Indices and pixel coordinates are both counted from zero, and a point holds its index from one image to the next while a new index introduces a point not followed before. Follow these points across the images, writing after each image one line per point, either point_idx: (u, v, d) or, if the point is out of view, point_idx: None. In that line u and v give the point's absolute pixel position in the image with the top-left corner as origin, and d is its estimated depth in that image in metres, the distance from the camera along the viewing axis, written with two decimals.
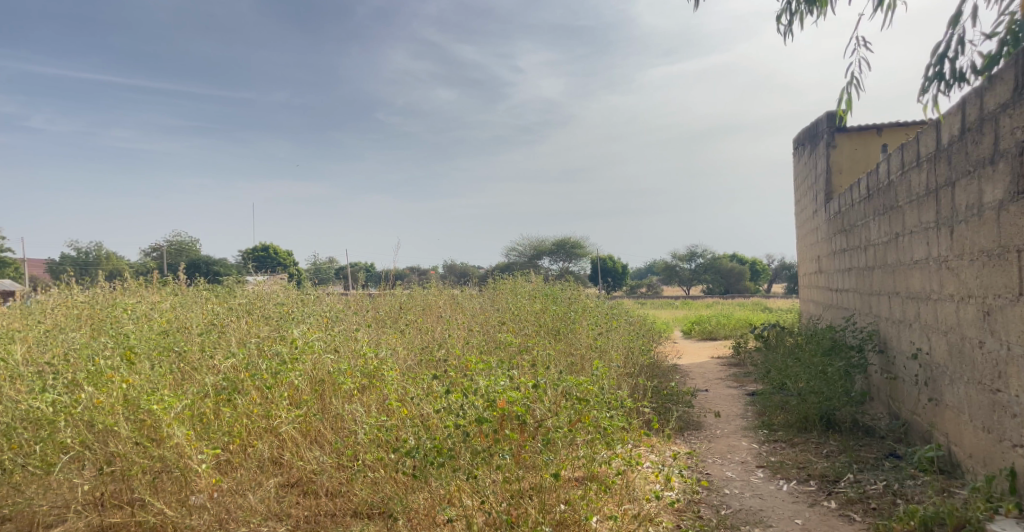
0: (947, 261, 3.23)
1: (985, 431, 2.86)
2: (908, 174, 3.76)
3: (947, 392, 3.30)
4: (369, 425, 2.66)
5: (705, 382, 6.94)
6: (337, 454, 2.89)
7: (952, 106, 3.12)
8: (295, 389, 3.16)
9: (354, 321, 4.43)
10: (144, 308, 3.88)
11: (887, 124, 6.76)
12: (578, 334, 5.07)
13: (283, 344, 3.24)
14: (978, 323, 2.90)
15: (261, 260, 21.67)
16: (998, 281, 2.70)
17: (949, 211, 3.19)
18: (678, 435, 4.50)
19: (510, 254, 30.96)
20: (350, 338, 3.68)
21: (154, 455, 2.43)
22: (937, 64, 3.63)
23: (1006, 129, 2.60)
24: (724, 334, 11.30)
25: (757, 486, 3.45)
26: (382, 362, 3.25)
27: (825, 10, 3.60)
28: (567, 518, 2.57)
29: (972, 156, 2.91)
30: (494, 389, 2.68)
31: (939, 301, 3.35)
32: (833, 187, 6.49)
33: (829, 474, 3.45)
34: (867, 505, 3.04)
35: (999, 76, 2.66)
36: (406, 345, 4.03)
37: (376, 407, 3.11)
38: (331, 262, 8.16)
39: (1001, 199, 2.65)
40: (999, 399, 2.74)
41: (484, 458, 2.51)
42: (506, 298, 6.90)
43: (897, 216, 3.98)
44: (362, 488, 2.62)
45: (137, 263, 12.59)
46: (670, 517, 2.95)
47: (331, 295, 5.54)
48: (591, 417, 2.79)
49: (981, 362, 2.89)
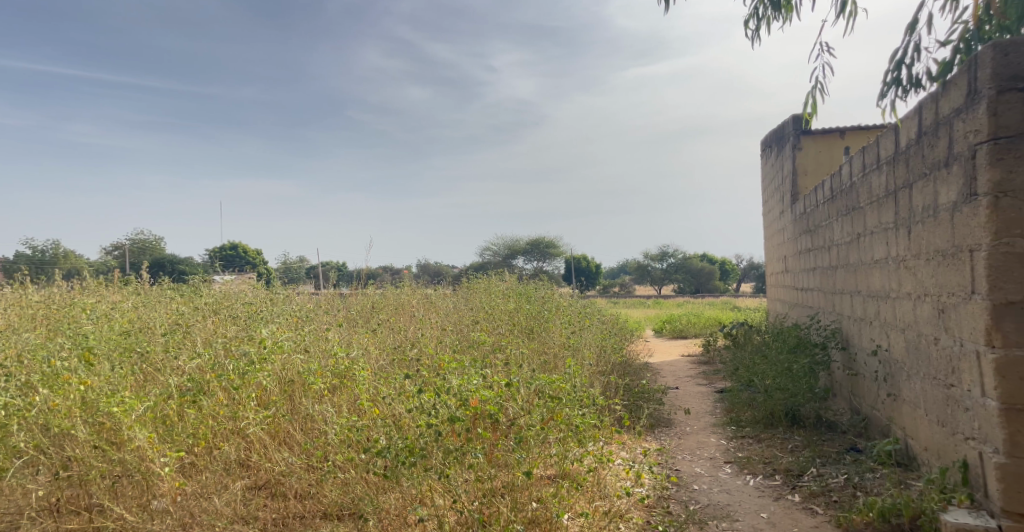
0: (905, 260, 3.34)
1: (940, 425, 2.95)
2: (870, 177, 3.86)
3: (905, 387, 3.40)
4: (339, 425, 2.64)
5: (676, 380, 7.05)
6: (307, 455, 2.85)
7: (910, 110, 3.21)
8: (263, 389, 3.12)
9: (325, 320, 4.41)
10: (106, 308, 3.77)
11: (849, 127, 6.94)
12: (552, 333, 5.12)
13: (250, 344, 3.18)
14: (934, 320, 2.99)
15: (228, 258, 21.23)
16: (953, 279, 2.77)
17: (907, 212, 3.29)
18: (649, 432, 4.57)
19: (484, 253, 30.86)
20: (320, 338, 3.64)
21: (115, 459, 2.37)
22: (894, 70, 3.42)
23: (959, 133, 2.66)
24: (694, 333, 11.54)
25: (724, 481, 3.52)
26: (354, 361, 3.24)
27: (792, 14, 3.63)
28: (539, 516, 2.60)
29: (929, 159, 3.00)
30: (467, 387, 2.70)
31: (898, 299, 3.46)
32: (800, 188, 6.64)
33: (793, 468, 3.53)
34: (829, 497, 3.13)
35: (953, 82, 2.73)
36: (378, 344, 3.99)
37: (348, 407, 3.10)
38: (302, 261, 8.06)
39: (955, 200, 2.72)
40: (952, 393, 2.81)
41: (456, 457, 2.51)
42: (479, 298, 6.88)
43: (860, 217, 4.07)
44: (333, 489, 2.60)
45: (97, 261, 12.20)
46: (641, 513, 3.01)
47: (301, 294, 5.47)
48: (564, 415, 2.85)
49: (937, 359, 2.97)
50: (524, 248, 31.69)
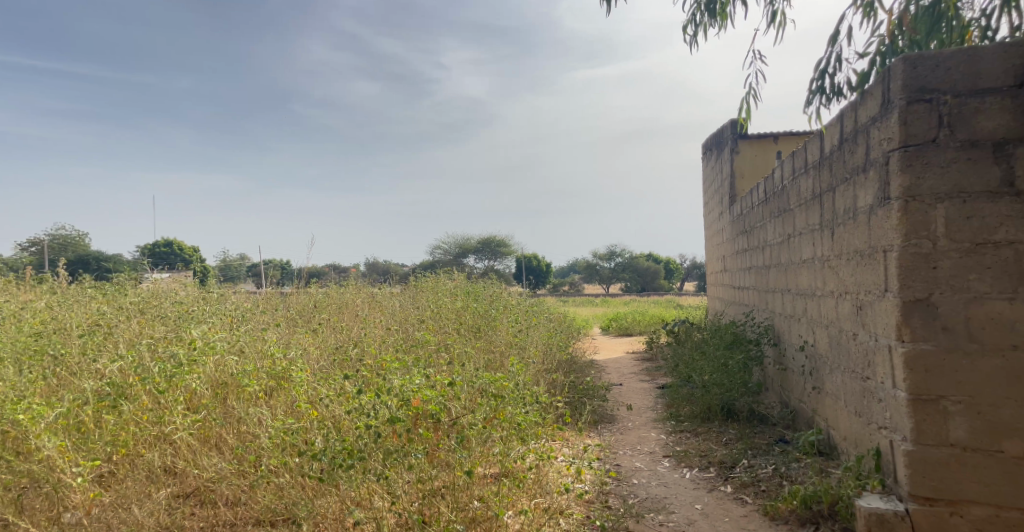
0: (828, 260, 3.51)
1: (857, 416, 3.12)
2: (799, 180, 4.04)
3: (827, 380, 3.58)
4: (274, 428, 2.56)
5: (620, 377, 7.19)
6: (239, 459, 2.77)
7: (833, 118, 3.38)
8: (193, 393, 3.01)
9: (262, 320, 4.28)
10: (16, 309, 3.55)
11: (783, 132, 7.24)
12: (497, 331, 5.13)
13: (179, 345, 3.05)
14: (853, 317, 3.16)
15: (164, 256, 20.33)
16: (869, 278, 2.93)
17: (830, 214, 3.46)
18: (591, 429, 4.65)
19: (433, 252, 30.63)
20: (257, 338, 3.53)
21: (22, 470, 2.25)
22: (818, 78, 3.58)
23: (875, 140, 2.81)
24: (640, 330, 11.80)
25: (662, 475, 3.62)
26: (292, 362, 3.17)
27: (726, 21, 3.75)
28: (480, 515, 2.61)
29: (849, 164, 3.16)
30: (409, 387, 2.67)
31: (822, 297, 3.63)
32: (737, 190, 6.88)
33: (726, 460, 3.67)
34: (758, 487, 3.26)
35: (870, 92, 2.88)
36: (319, 344, 3.91)
37: (285, 410, 3.02)
38: (241, 259, 7.80)
39: (871, 203, 2.88)
40: (868, 386, 2.98)
41: (396, 459, 2.49)
42: (426, 296, 6.83)
43: (790, 219, 4.25)
44: (266, 494, 2.54)
45: (17, 258, 11.46)
46: (581, 508, 3.06)
47: (238, 293, 5.29)
48: (506, 414, 2.86)
49: (856, 353, 3.14)
50: (473, 246, 31.63)
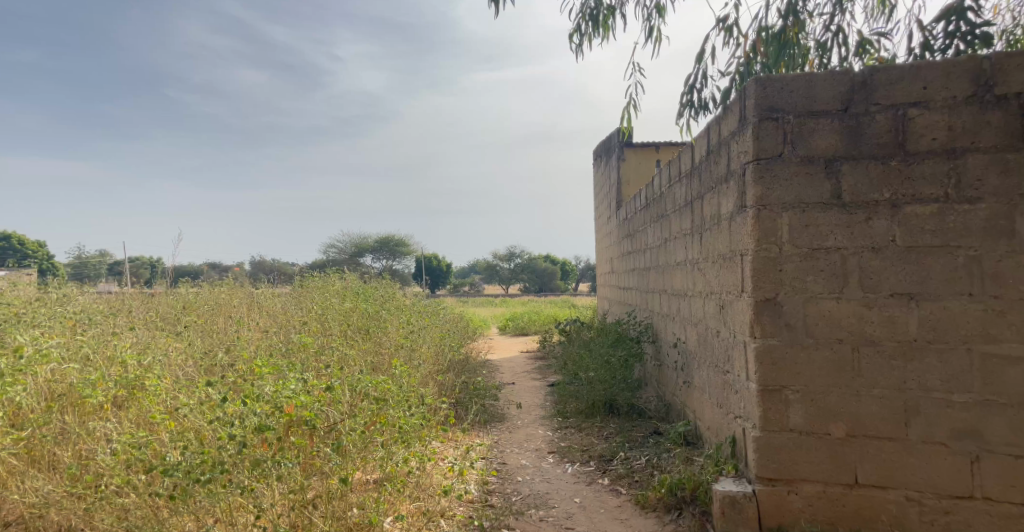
0: (698, 263, 3.77)
1: (718, 407, 3.37)
2: (675, 187, 4.30)
3: (696, 375, 3.84)
4: (121, 443, 2.35)
5: (513, 376, 7.30)
6: (72, 481, 2.51)
7: (701, 131, 3.63)
8: (18, 408, 2.73)
9: (114, 323, 3.92)
10: None
11: (665, 142, 7.68)
12: (386, 333, 5.04)
13: (5, 354, 2.72)
14: (717, 316, 3.41)
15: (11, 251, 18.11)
16: (730, 280, 3.18)
17: (700, 220, 3.71)
18: (480, 428, 4.68)
19: (327, 250, 29.54)
20: (106, 344, 3.23)
21: None
22: (688, 93, 3.83)
23: (734, 153, 3.05)
24: (535, 330, 12.04)
25: (545, 471, 3.72)
26: (149, 369, 2.93)
27: (608, 33, 3.91)
28: (357, 523, 2.55)
29: (714, 174, 3.41)
30: (283, 394, 2.56)
31: (693, 298, 3.89)
32: (623, 195, 7.21)
33: (605, 454, 3.83)
34: (632, 478, 3.44)
35: (730, 108, 3.13)
36: (188, 349, 3.65)
37: (137, 422, 2.78)
38: (102, 256, 7.10)
39: (731, 211, 3.13)
40: (727, 379, 3.23)
41: (263, 470, 2.37)
42: (313, 297, 6.57)
43: (667, 224, 4.52)
44: (105, 517, 2.31)
45: None
46: (463, 509, 3.07)
47: (92, 294, 4.81)
48: (388, 417, 2.82)
49: (718, 349, 3.40)
50: (370, 245, 30.86)
